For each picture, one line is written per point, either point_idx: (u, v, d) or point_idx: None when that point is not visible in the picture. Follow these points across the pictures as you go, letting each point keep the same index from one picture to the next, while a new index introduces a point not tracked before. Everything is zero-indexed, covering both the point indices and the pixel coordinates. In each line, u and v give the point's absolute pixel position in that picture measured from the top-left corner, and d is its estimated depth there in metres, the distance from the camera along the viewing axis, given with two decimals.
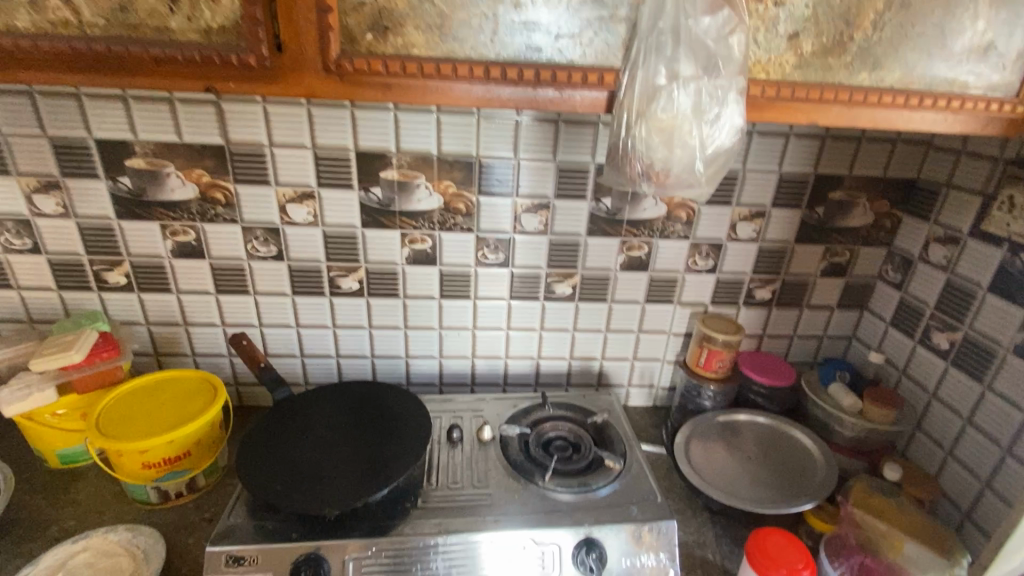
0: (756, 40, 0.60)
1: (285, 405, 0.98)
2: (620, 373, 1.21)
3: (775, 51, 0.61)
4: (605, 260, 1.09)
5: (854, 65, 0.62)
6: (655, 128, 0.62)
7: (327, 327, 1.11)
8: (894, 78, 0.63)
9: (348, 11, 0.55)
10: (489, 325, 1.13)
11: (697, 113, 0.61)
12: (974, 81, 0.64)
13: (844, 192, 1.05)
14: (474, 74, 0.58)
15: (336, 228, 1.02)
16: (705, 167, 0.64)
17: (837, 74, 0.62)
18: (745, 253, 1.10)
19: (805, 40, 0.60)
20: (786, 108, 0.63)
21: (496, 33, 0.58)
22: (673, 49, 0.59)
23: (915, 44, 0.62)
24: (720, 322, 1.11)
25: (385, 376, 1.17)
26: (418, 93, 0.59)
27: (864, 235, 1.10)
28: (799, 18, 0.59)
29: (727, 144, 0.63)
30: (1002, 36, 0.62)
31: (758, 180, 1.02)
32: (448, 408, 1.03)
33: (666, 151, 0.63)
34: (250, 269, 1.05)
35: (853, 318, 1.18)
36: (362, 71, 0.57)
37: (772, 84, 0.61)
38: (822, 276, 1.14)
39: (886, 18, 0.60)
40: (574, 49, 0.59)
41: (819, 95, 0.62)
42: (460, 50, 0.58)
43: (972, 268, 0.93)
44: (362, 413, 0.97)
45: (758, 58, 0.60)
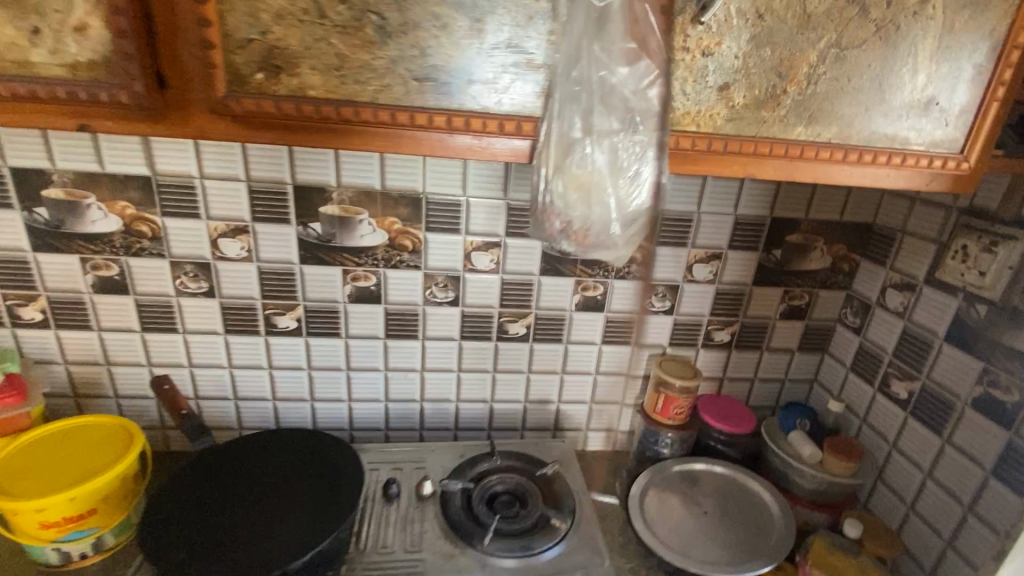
0: (682, 89, 0.57)
1: (207, 456, 0.90)
2: (577, 418, 1.15)
3: (707, 102, 0.58)
4: (559, 300, 1.05)
5: (791, 118, 0.60)
6: (572, 183, 0.60)
7: (263, 368, 1.05)
8: (833, 131, 0.61)
9: (234, 48, 0.51)
10: (439, 367, 1.07)
11: (615, 168, 0.60)
12: (915, 137, 0.63)
13: (801, 235, 1.04)
14: (381, 118, 0.55)
15: (272, 264, 0.96)
16: (623, 228, 0.64)
17: (773, 126, 0.60)
18: (703, 295, 1.07)
19: (736, 91, 0.58)
20: (722, 159, 0.61)
21: (406, 76, 0.54)
22: (595, 101, 0.58)
23: (855, 98, 0.60)
24: (678, 367, 1.07)
25: (328, 420, 1.10)
26: (338, 137, 0.56)
27: (822, 278, 1.08)
28: (728, 70, 0.57)
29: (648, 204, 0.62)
30: (942, 92, 0.61)
31: (713, 223, 1.00)
32: (388, 458, 0.96)
33: (582, 208, 0.62)
34: (179, 306, 0.98)
35: (814, 361, 1.16)
36: (274, 112, 0.54)
37: (703, 136, 0.59)
38: (781, 319, 1.11)
39: (822, 70, 0.58)
40: (489, 95, 0.56)
41: (755, 147, 0.60)
42: (370, 92, 0.54)
43: (927, 316, 0.91)
44: (295, 464, 0.89)
45: (687, 109, 0.58)
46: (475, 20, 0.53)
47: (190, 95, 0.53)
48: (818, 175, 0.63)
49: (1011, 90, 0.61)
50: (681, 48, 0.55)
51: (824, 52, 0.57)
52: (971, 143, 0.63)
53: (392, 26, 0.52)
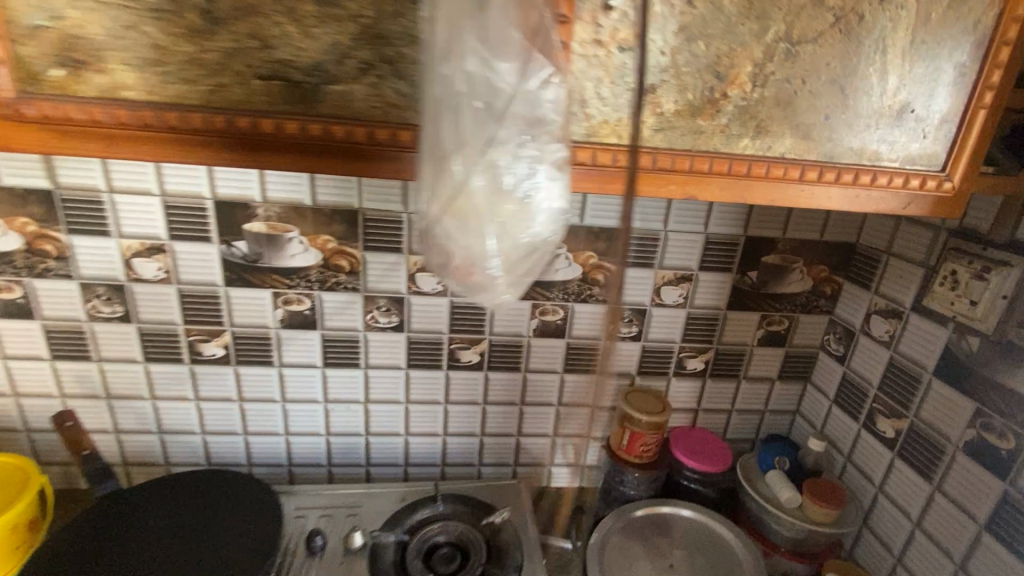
0: (599, 92, 0.49)
1: (105, 505, 0.79)
2: (538, 452, 1.06)
3: (635, 108, 0.50)
4: (514, 325, 0.96)
5: (735, 126, 0.52)
6: (442, 205, 0.46)
7: (189, 400, 0.95)
8: (786, 144, 0.53)
9: (22, 39, 0.45)
10: (384, 399, 0.97)
11: (500, 191, 0.45)
12: (887, 152, 0.55)
13: (778, 256, 0.95)
14: (215, 124, 0.49)
15: (195, 286, 0.87)
16: (511, 268, 0.48)
17: (711, 136, 0.52)
18: (672, 319, 0.98)
19: (663, 92, 0.50)
20: (654, 177, 0.53)
21: (292, 78, 0.48)
22: (476, 102, 0.43)
23: (811, 102, 0.52)
24: (645, 400, 0.96)
25: (264, 456, 1.00)
26: (248, 153, 0.51)
27: (802, 301, 0.99)
28: (647, 72, 0.49)
29: (544, 237, 0.48)
30: (918, 98, 0.53)
31: (680, 242, 0.91)
32: (319, 504, 0.86)
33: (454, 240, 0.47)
34: (93, 332, 0.89)
35: (796, 391, 1.07)
36: (176, 127, 0.49)
37: (628, 150, 0.51)
38: (758, 345, 1.02)
39: (768, 71, 0.50)
40: (346, 95, 0.49)
41: (693, 164, 0.52)
42: (256, 99, 0.49)
43: (915, 347, 0.83)
44: (208, 512, 0.79)
45: (607, 118, 0.50)
46: (329, 6, 0.47)
47: None
48: (778, 195, 0.55)
49: (1000, 96, 0.53)
50: (592, 41, 0.47)
51: (771, 47, 0.50)
52: (953, 160, 0.55)
53: (221, 11, 0.46)
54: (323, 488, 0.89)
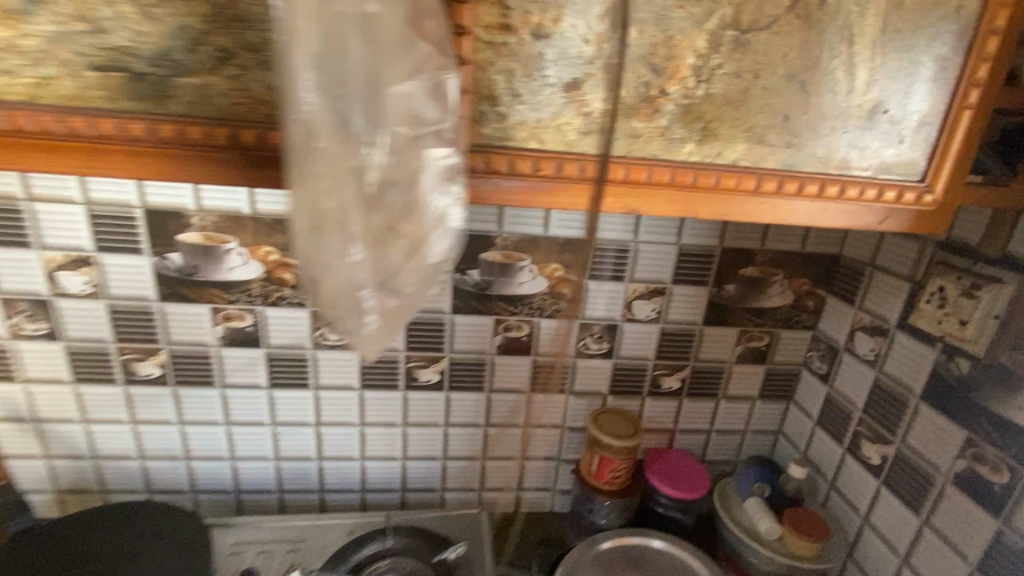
0: (517, 88, 0.45)
1: (13, 554, 0.72)
2: (505, 477, 0.99)
3: (559, 108, 0.46)
4: (477, 341, 0.88)
5: (677, 129, 0.49)
6: (314, 237, 0.42)
7: (125, 423, 0.88)
8: (743, 149, 0.50)
9: None
10: (337, 421, 0.90)
11: (374, 206, 0.42)
12: (856, 159, 0.52)
13: (757, 269, 0.89)
14: (46, 126, 0.43)
15: (126, 301, 0.80)
16: (392, 287, 0.46)
17: (647, 139, 0.48)
18: (645, 335, 0.91)
19: (587, 83, 0.46)
20: (582, 188, 0.49)
21: (195, 73, 0.43)
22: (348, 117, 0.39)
23: (760, 100, 0.49)
24: (616, 422, 0.90)
25: (208, 481, 0.93)
26: (85, 155, 0.45)
27: (783, 316, 0.93)
28: (566, 69, 0.45)
29: (431, 267, 0.46)
30: (891, 98, 0.50)
31: (652, 254, 0.85)
32: (257, 538, 0.80)
33: (330, 276, 0.43)
34: (17, 351, 0.82)
35: (778, 410, 1.01)
36: (76, 132, 0.43)
37: (551, 157, 0.47)
38: (737, 363, 0.96)
39: (703, 67, 0.47)
40: (201, 90, 0.44)
41: (626, 174, 0.49)
42: (152, 98, 0.44)
43: (901, 369, 0.78)
44: (129, 555, 0.72)
45: (524, 120, 0.47)
46: None
47: None
48: (730, 208, 0.53)
49: (988, 96, 0.49)
50: (500, 25, 0.43)
51: (716, 36, 0.46)
52: (935, 168, 0.52)
53: None
54: (265, 520, 0.82)
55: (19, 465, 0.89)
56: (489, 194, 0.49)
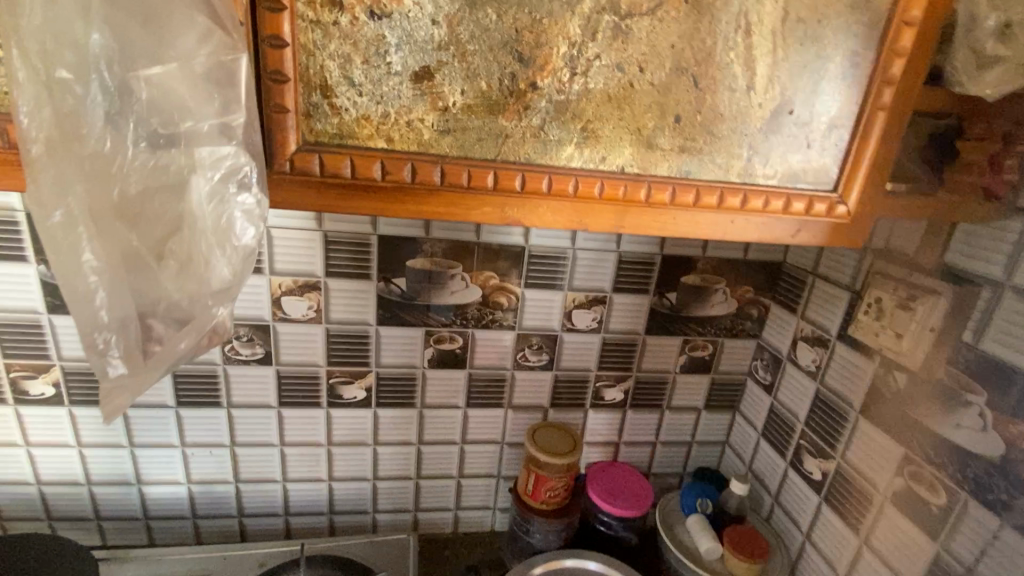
0: (354, 77, 0.43)
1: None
2: (441, 496, 0.93)
3: (415, 102, 0.45)
4: (406, 355, 0.82)
5: (553, 129, 0.47)
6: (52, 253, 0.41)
7: (13, 447, 0.78)
8: (629, 155, 0.49)
9: None
10: (254, 442, 0.84)
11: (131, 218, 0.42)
12: (762, 168, 0.51)
13: (698, 276, 0.86)
14: None
15: (10, 314, 0.71)
16: (163, 311, 0.44)
17: (515, 140, 0.47)
18: (585, 347, 0.87)
19: (440, 70, 0.44)
20: (442, 195, 0.48)
21: None
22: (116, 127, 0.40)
23: (644, 100, 0.48)
24: (552, 437, 0.85)
25: (113, 510, 0.84)
26: None
27: (725, 325, 0.91)
28: (414, 59, 0.44)
29: (208, 288, 0.45)
30: (796, 100, 0.50)
31: (591, 261, 0.81)
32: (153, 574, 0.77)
33: (74, 298, 0.42)
34: None
35: (724, 420, 0.99)
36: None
37: (402, 160, 0.45)
38: (682, 373, 0.93)
39: (575, 63, 0.46)
40: None
41: (494, 181, 0.47)
42: None
43: (841, 380, 0.76)
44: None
45: (367, 113, 0.44)
46: None
47: None
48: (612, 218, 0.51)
49: (904, 104, 0.49)
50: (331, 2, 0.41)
51: (593, 21, 0.45)
52: (846, 180, 0.52)
53: None
54: (165, 553, 0.80)
55: None
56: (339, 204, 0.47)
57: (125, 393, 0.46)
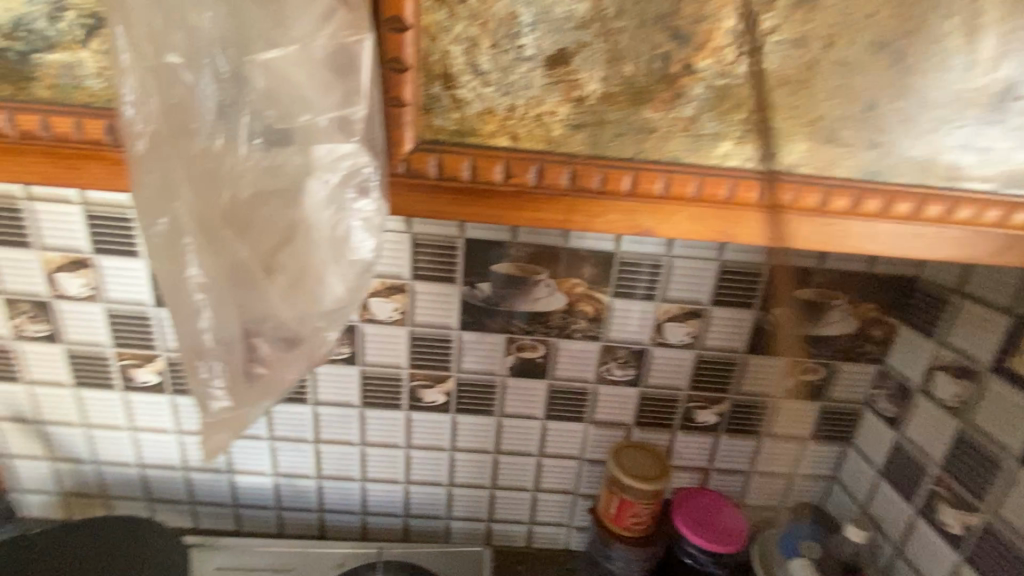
0: (480, 66, 0.46)
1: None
2: (515, 508, 0.90)
3: (548, 92, 0.47)
4: (487, 361, 0.80)
5: (710, 121, 0.48)
6: (161, 262, 0.47)
7: (123, 430, 0.84)
8: (805, 146, 0.48)
9: None
10: (336, 439, 0.84)
11: (243, 229, 0.46)
12: (969, 166, 0.48)
13: (812, 291, 0.77)
14: None
15: (124, 306, 0.76)
16: (271, 328, 0.49)
17: (663, 134, 0.48)
18: (677, 363, 0.80)
19: (577, 53, 0.46)
20: (557, 199, 0.53)
21: (98, 51, 0.50)
22: (214, 161, 0.45)
23: (827, 84, 0.45)
24: (639, 460, 0.80)
25: (206, 494, 0.88)
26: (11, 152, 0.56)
27: (840, 347, 0.80)
28: (549, 40, 0.45)
29: (313, 300, 0.49)
30: None
31: (688, 270, 0.74)
32: (242, 565, 0.80)
33: (189, 308, 0.47)
34: (19, 352, 0.78)
35: (834, 452, 0.88)
36: (91, 141, 0.54)
37: (525, 165, 0.50)
38: (785, 397, 0.85)
39: (739, 44, 0.45)
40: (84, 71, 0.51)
41: (630, 186, 0.51)
42: (60, 87, 0.51)
43: (996, 423, 0.66)
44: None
45: (494, 108, 0.47)
46: None
47: None
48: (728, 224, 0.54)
49: None
50: None
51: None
52: None
53: None
54: (253, 544, 0.83)
55: (21, 465, 0.85)
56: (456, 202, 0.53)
57: (230, 429, 0.51)
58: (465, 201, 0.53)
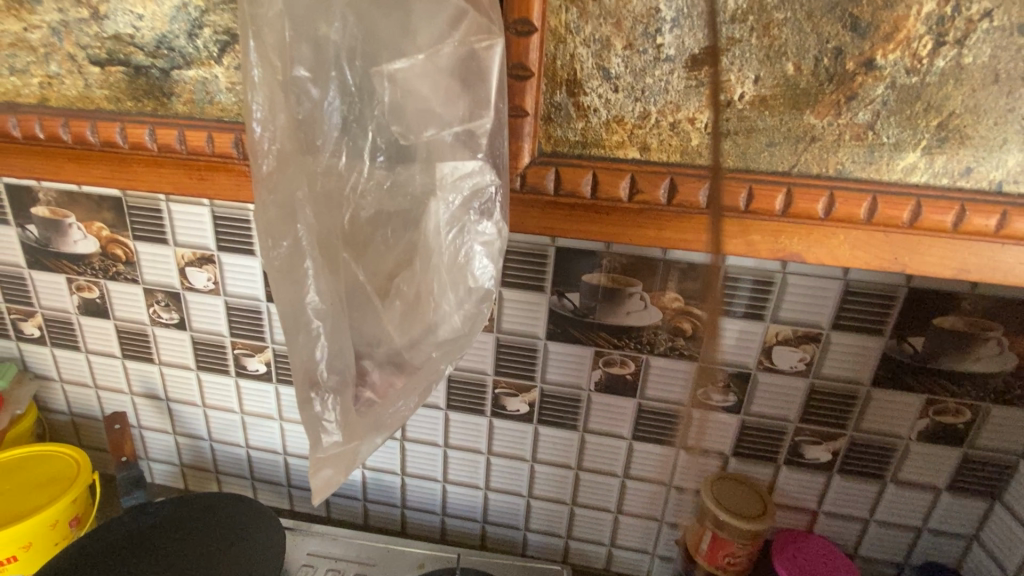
0: (611, 71, 0.50)
1: (90, 553, 0.75)
2: (595, 529, 0.86)
3: (687, 97, 0.49)
4: (573, 374, 0.77)
5: (890, 130, 0.47)
6: (279, 283, 0.48)
7: (234, 413, 0.91)
8: (1016, 159, 0.46)
9: (13, 85, 0.59)
10: (421, 439, 0.86)
11: (359, 249, 0.50)
12: None
13: (959, 320, 0.66)
14: (116, 136, 0.59)
15: (240, 300, 0.82)
16: (383, 350, 0.51)
17: (830, 144, 0.48)
18: (785, 391, 0.73)
19: (726, 53, 0.47)
20: (691, 221, 0.54)
21: (230, 65, 0.56)
22: (337, 182, 0.48)
23: None
24: (736, 494, 0.73)
25: (301, 480, 0.94)
26: (156, 166, 0.62)
27: (992, 387, 0.68)
28: (690, 38, 0.48)
29: (424, 326, 0.50)
30: None
31: (804, 290, 0.67)
32: (330, 554, 0.84)
33: (303, 332, 0.48)
34: (154, 337, 0.88)
35: (977, 509, 0.75)
36: (220, 154, 0.58)
37: (654, 177, 0.51)
38: (918, 441, 0.73)
39: (940, 36, 0.44)
40: (218, 86, 0.56)
41: (783, 207, 0.50)
42: (194, 100, 0.57)
43: None
44: (198, 564, 0.74)
45: (623, 117, 0.51)
46: (201, 11, 0.54)
47: (18, 147, 0.65)
48: (899, 248, 0.51)
49: None
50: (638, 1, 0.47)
51: None
52: None
53: (122, 27, 0.55)
54: (342, 535, 0.87)
55: (152, 437, 0.96)
56: (570, 216, 0.56)
57: (340, 467, 0.51)
58: (598, 217, 0.56)
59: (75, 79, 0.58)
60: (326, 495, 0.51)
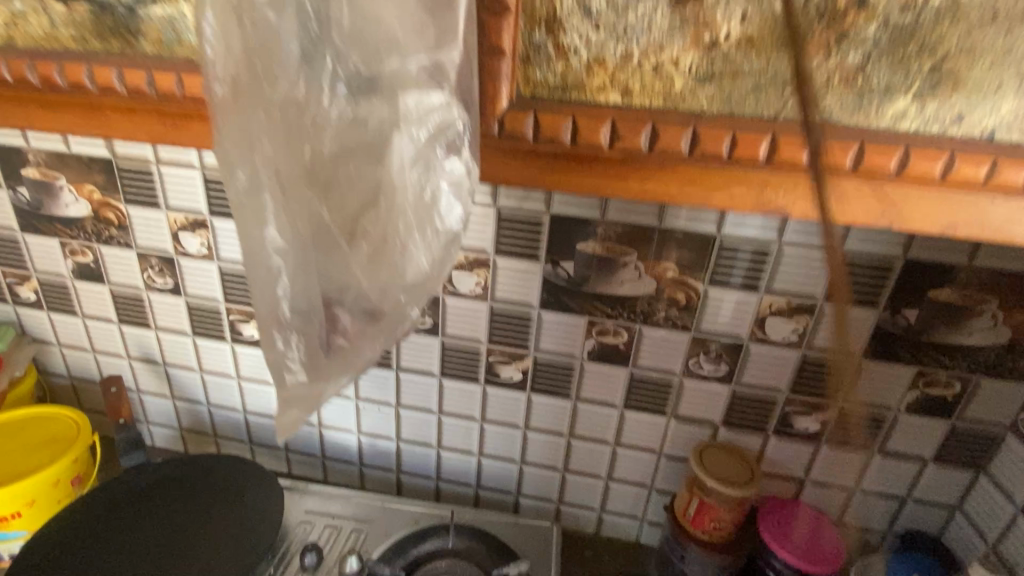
0: (592, 8, 0.48)
1: (90, 509, 0.76)
2: (587, 494, 0.88)
3: (670, 37, 0.48)
4: (567, 343, 0.77)
5: (880, 72, 0.46)
6: (241, 221, 0.49)
7: (231, 377, 0.92)
8: (1010, 105, 0.45)
9: None
10: (416, 406, 0.87)
11: (324, 186, 0.48)
12: None
13: (954, 292, 0.65)
14: (83, 79, 0.57)
15: (235, 265, 0.82)
16: (349, 292, 0.52)
17: (819, 86, 0.47)
18: (777, 362, 0.73)
19: None
20: (668, 171, 0.53)
21: None
22: (298, 113, 0.46)
23: None
24: (724, 461, 0.74)
25: (298, 444, 0.95)
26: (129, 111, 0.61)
27: (983, 359, 0.68)
28: None
29: (390, 268, 0.50)
30: None
31: (800, 260, 0.66)
32: (329, 511, 0.86)
33: (264, 270, 0.50)
34: (150, 301, 0.88)
35: (962, 479, 0.76)
36: (191, 96, 0.57)
37: (635, 120, 0.50)
38: (907, 412, 0.73)
39: None
40: (184, 23, 0.55)
41: (767, 155, 0.49)
42: (161, 39, 0.56)
43: None
44: (195, 520, 0.76)
45: (605, 58, 0.49)
46: None
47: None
48: (891, 198, 0.50)
49: None
50: None
51: None
52: None
53: None
54: (339, 493, 0.89)
55: (151, 401, 0.97)
56: (553, 164, 0.55)
57: (305, 408, 0.55)
58: (578, 164, 0.55)
59: (41, 17, 0.56)
60: (292, 433, 0.56)
